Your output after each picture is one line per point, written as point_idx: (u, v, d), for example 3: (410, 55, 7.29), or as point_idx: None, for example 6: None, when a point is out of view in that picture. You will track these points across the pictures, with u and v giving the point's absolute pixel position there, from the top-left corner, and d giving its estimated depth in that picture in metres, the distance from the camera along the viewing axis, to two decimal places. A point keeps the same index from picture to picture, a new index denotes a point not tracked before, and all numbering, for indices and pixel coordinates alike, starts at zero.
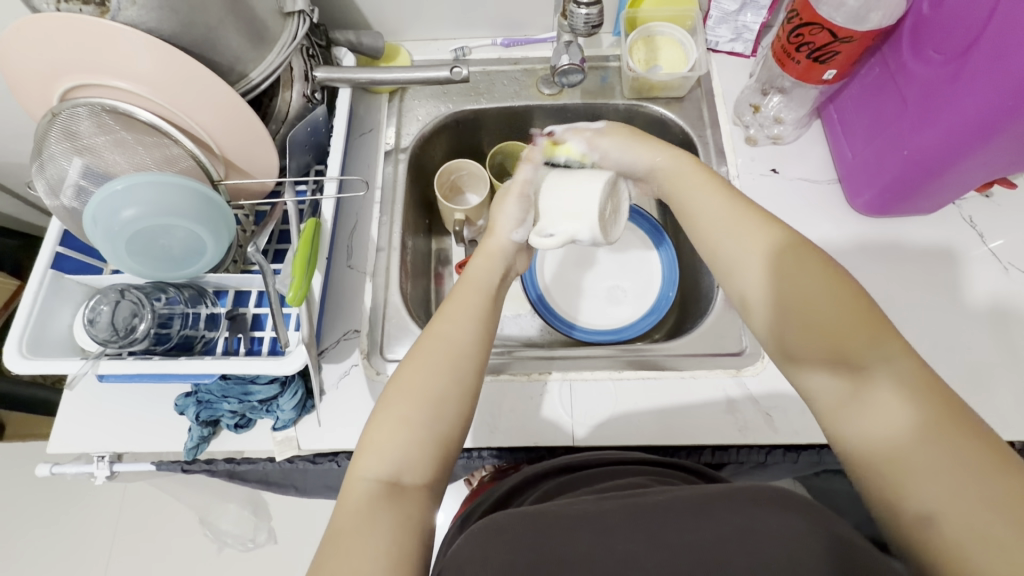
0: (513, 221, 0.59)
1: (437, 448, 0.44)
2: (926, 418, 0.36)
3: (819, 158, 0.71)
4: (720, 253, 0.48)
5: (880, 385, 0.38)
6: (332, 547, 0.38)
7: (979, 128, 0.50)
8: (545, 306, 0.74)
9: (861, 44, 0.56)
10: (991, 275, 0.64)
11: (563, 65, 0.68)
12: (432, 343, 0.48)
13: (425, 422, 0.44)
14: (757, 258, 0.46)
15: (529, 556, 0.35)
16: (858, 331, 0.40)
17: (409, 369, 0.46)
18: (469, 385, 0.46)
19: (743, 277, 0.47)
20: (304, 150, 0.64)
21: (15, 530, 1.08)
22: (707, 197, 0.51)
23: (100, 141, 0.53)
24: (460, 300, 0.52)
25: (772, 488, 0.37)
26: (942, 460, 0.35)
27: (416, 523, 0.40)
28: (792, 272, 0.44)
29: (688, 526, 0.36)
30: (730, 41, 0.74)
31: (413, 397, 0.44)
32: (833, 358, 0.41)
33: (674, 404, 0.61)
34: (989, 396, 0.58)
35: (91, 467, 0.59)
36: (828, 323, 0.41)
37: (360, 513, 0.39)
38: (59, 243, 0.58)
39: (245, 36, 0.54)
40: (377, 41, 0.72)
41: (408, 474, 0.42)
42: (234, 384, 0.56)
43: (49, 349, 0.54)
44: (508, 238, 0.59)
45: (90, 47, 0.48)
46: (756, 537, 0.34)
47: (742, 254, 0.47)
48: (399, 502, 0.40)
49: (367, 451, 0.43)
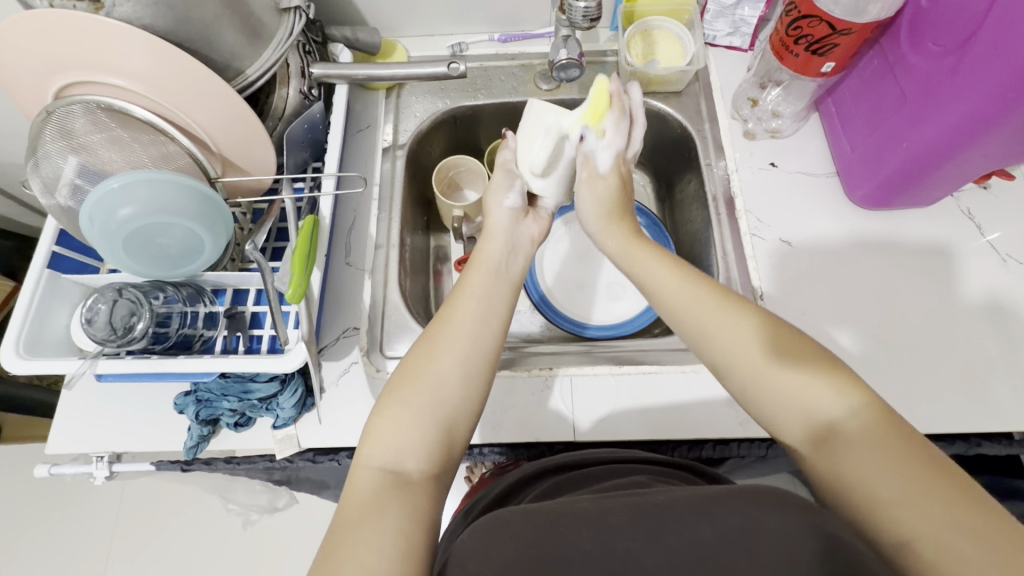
0: (502, 190, 0.61)
1: (440, 435, 0.43)
2: (888, 446, 0.36)
3: (817, 152, 0.71)
4: (687, 316, 0.47)
5: (846, 426, 0.38)
6: (340, 534, 0.37)
7: (979, 121, 0.50)
8: (549, 306, 0.74)
9: (860, 36, 0.56)
10: (990, 267, 0.64)
11: (561, 59, 0.67)
12: (441, 327, 0.48)
13: (428, 406, 0.44)
14: (726, 319, 0.45)
15: (531, 552, 0.35)
16: (815, 377, 0.40)
17: (416, 354, 0.47)
18: (479, 372, 0.46)
19: (713, 339, 0.46)
20: (301, 147, 0.64)
21: (13, 535, 1.07)
22: (662, 267, 0.52)
23: (95, 139, 0.52)
24: (471, 289, 0.51)
25: (770, 488, 0.37)
26: (914, 491, 0.34)
27: (425, 513, 0.40)
28: (760, 332, 0.44)
29: (684, 521, 0.36)
30: (728, 35, 0.74)
31: (418, 383, 0.45)
32: (796, 404, 0.41)
33: (675, 399, 0.61)
34: (987, 388, 0.59)
35: (89, 467, 0.58)
36: (790, 379, 0.41)
37: (364, 505, 0.39)
38: (55, 242, 0.57)
39: (241, 31, 0.54)
40: (374, 37, 0.71)
41: (413, 461, 0.42)
42: (233, 382, 0.55)
43: (46, 349, 0.53)
44: (503, 207, 0.60)
45: (84, 43, 0.47)
46: (756, 535, 0.34)
47: (713, 315, 0.46)
48: (406, 492, 0.40)
49: (370, 441, 0.43)
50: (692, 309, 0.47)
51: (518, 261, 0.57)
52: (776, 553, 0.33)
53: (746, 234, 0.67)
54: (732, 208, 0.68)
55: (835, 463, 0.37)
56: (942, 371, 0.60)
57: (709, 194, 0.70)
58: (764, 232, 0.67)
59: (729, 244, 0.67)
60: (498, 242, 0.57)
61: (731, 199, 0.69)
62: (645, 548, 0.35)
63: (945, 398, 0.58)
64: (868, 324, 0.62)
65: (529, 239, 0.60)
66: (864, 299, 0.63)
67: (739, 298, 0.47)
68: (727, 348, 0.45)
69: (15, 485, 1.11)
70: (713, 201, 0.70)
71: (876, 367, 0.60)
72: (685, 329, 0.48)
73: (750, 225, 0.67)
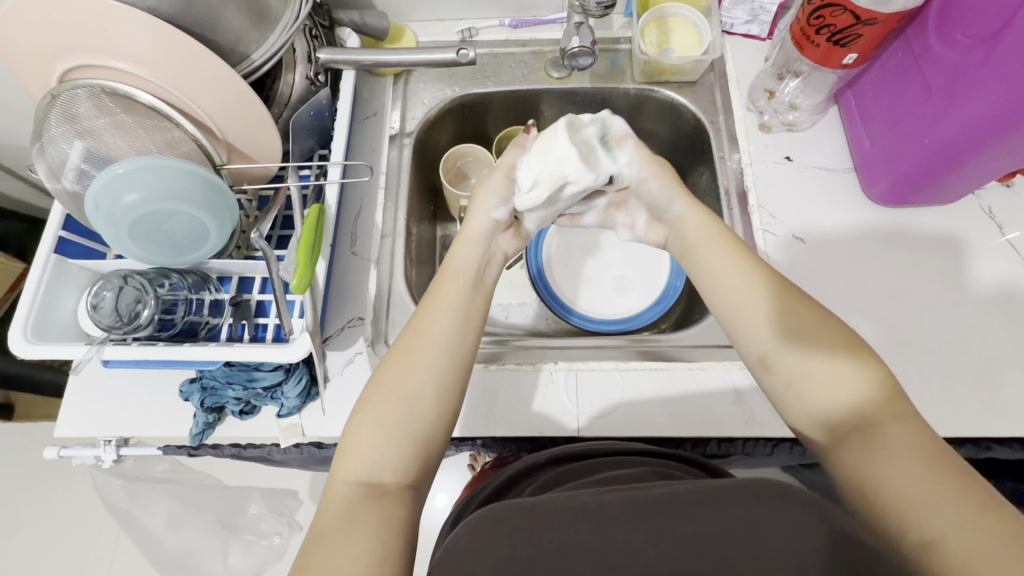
0: (496, 198, 0.56)
1: (418, 449, 0.44)
2: (921, 450, 0.37)
3: (834, 146, 0.69)
4: (727, 304, 0.49)
5: (880, 427, 0.39)
6: (316, 545, 0.38)
7: (1010, 115, 0.48)
8: (544, 281, 0.74)
9: (886, 27, 0.54)
10: (1009, 265, 0.62)
11: (573, 47, 0.66)
12: (414, 340, 0.47)
13: (401, 422, 0.44)
14: (778, 310, 0.47)
15: (527, 551, 0.35)
16: (854, 369, 0.42)
17: (391, 367, 0.46)
18: (453, 384, 0.46)
19: (755, 332, 0.47)
20: (307, 134, 0.62)
21: (25, 513, 1.09)
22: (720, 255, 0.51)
23: (100, 124, 0.52)
24: (446, 298, 0.50)
25: (775, 482, 0.36)
26: (930, 489, 0.35)
27: (398, 518, 0.40)
28: (807, 328, 0.45)
29: (684, 513, 0.36)
30: (745, 23, 0.72)
31: (389, 399, 0.44)
32: (835, 388, 0.42)
33: (681, 395, 0.60)
34: (1001, 391, 0.57)
35: (98, 450, 0.60)
36: (824, 375, 0.43)
37: (341, 516, 0.40)
38: (61, 227, 0.57)
39: (246, 15, 0.53)
40: (382, 21, 0.70)
41: (390, 473, 0.42)
42: (238, 370, 0.56)
43: (53, 334, 0.54)
44: (487, 217, 0.56)
45: (88, 24, 0.47)
46: (757, 532, 0.33)
47: (758, 307, 0.47)
48: (381, 502, 0.41)
49: (344, 457, 0.43)
50: (755, 305, 0.48)
51: (491, 271, 0.55)
52: (778, 549, 0.32)
53: (758, 229, 0.65)
54: (745, 202, 0.67)
55: (855, 454, 0.39)
56: (954, 373, 0.58)
57: (721, 188, 0.68)
58: (776, 228, 0.65)
59: (741, 239, 0.65)
60: (476, 249, 0.55)
61: (744, 193, 0.67)
62: (646, 541, 0.35)
63: (957, 401, 0.57)
64: (881, 324, 0.61)
65: (503, 254, 0.58)
66: (877, 298, 0.62)
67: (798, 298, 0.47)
68: (775, 345, 0.46)
69: (25, 465, 1.13)
70: (726, 195, 0.68)
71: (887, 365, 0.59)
72: (721, 309, 0.50)
73: (762, 220, 0.66)
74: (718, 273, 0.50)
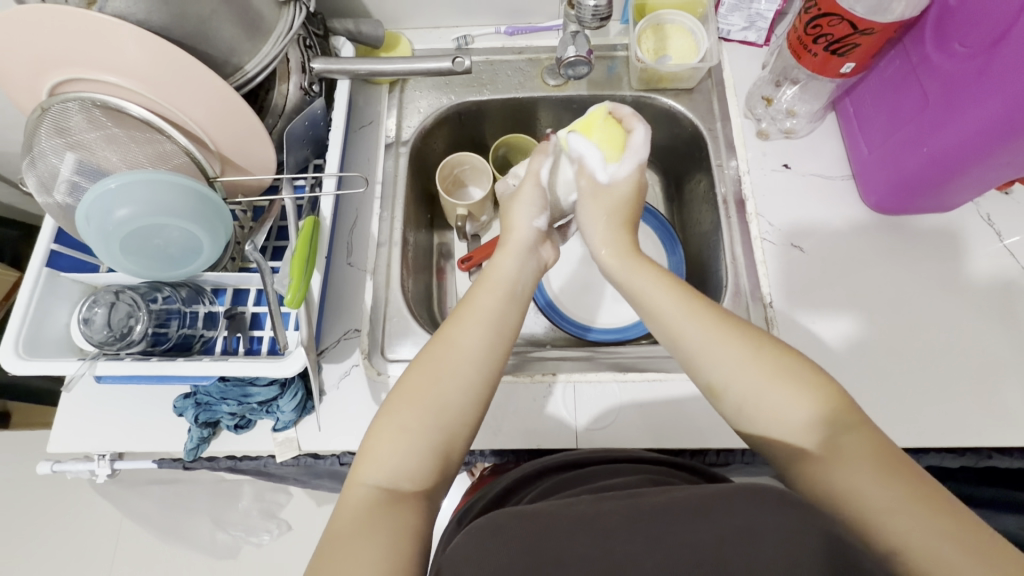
0: (532, 208, 0.58)
1: (437, 458, 0.43)
2: (876, 461, 0.37)
3: (831, 154, 0.68)
4: (674, 330, 0.47)
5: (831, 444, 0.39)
6: (329, 549, 0.38)
7: (1008, 126, 0.47)
8: (556, 311, 0.73)
9: (883, 36, 0.54)
10: (1008, 272, 0.62)
11: (569, 57, 0.66)
12: (443, 349, 0.47)
13: (428, 430, 0.43)
14: (717, 334, 0.45)
15: (524, 556, 0.35)
16: (800, 386, 0.41)
17: (417, 373, 0.46)
18: (480, 396, 0.46)
19: (702, 359, 0.45)
20: (301, 144, 0.62)
21: (22, 522, 1.09)
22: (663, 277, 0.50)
23: (92, 138, 0.51)
24: (479, 308, 0.50)
25: (769, 489, 0.36)
26: (896, 502, 0.35)
27: (414, 527, 0.39)
28: (749, 350, 0.44)
29: (680, 520, 0.35)
30: (742, 30, 0.72)
31: (418, 405, 0.44)
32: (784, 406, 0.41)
33: (681, 405, 0.60)
34: (1001, 400, 0.57)
35: (92, 465, 0.59)
36: (774, 398, 0.41)
37: (356, 522, 0.39)
38: (53, 241, 0.56)
39: (239, 26, 0.52)
40: (377, 30, 0.69)
41: (407, 481, 0.42)
42: (232, 385, 0.55)
43: (46, 350, 0.53)
44: (529, 226, 0.57)
45: (77, 38, 0.46)
46: (756, 536, 0.32)
47: (704, 330, 0.46)
48: (397, 509, 0.40)
49: (367, 459, 0.43)
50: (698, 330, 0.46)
51: (532, 284, 0.55)
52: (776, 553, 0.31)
53: (756, 237, 0.65)
54: (743, 210, 0.66)
55: (813, 474, 0.39)
56: (954, 382, 0.58)
57: (718, 195, 0.68)
58: (774, 235, 0.65)
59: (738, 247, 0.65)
60: (515, 259, 0.54)
61: (740, 201, 0.67)
62: (644, 551, 0.34)
63: (957, 410, 0.57)
64: (880, 332, 0.60)
65: (544, 265, 0.58)
66: (876, 305, 0.61)
67: (733, 321, 0.46)
68: (722, 371, 0.44)
69: (21, 474, 1.12)
70: (723, 203, 0.68)
71: (886, 374, 0.58)
72: (668, 334, 0.48)
73: (760, 228, 0.65)
74: (662, 298, 0.49)
